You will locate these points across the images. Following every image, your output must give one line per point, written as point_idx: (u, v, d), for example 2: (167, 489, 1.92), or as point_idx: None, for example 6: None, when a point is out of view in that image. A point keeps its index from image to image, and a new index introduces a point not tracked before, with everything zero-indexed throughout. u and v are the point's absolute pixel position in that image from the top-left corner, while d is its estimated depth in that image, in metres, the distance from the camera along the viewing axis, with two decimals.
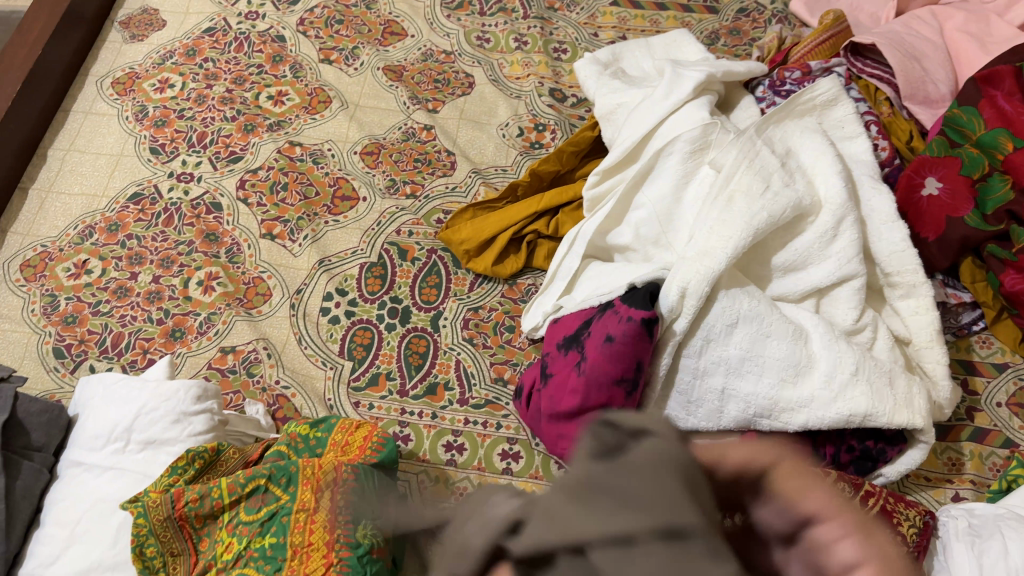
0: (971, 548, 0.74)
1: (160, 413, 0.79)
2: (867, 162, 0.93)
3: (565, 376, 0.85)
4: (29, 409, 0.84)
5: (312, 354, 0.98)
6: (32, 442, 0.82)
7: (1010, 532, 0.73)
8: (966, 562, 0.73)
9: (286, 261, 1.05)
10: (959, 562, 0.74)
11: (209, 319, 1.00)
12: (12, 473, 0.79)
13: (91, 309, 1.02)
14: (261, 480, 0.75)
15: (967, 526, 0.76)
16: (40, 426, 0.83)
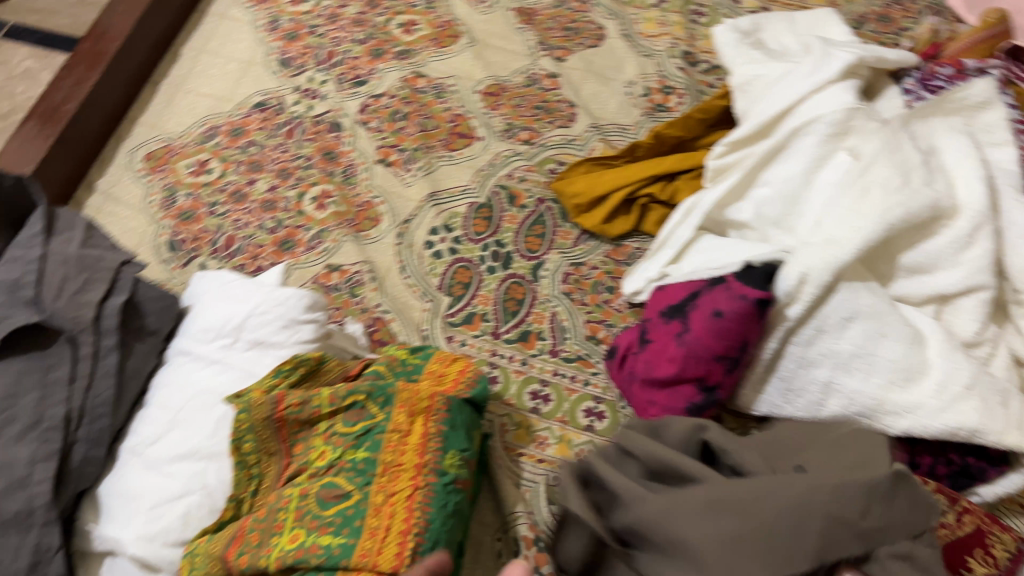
0: None
1: (271, 316, 0.81)
2: (1012, 172, 0.86)
3: (664, 344, 0.84)
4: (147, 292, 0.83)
5: (412, 285, 0.99)
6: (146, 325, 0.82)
7: None
8: None
9: (398, 190, 1.06)
10: None
11: (318, 236, 1.02)
12: (126, 353, 0.81)
13: (207, 209, 1.04)
14: (359, 396, 0.77)
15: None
16: (154, 311, 0.82)
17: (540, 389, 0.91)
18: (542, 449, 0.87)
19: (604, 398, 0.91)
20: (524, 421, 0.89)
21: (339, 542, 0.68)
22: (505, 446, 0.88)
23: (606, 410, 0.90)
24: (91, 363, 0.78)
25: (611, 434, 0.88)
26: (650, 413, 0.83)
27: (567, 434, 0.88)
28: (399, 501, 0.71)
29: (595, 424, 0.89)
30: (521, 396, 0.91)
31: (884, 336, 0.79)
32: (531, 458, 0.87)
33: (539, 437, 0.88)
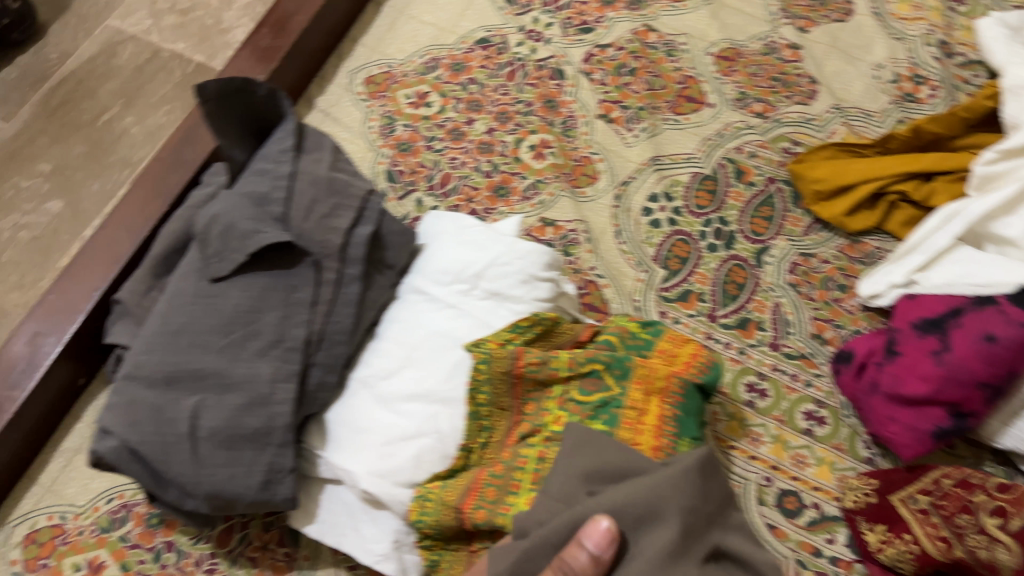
0: None
1: (512, 269, 0.78)
2: None
3: (916, 360, 0.78)
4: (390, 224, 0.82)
5: (626, 252, 0.95)
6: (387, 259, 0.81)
7: None
8: None
9: (618, 149, 1.02)
10: None
11: (534, 186, 0.99)
12: (366, 284, 0.80)
13: (424, 143, 1.03)
14: (597, 365, 0.75)
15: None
16: (396, 245, 0.81)
17: (757, 382, 0.88)
18: (755, 445, 0.84)
19: (826, 403, 0.86)
20: (737, 413, 0.86)
21: None
22: (717, 436, 0.85)
23: (828, 416, 0.86)
24: (332, 289, 0.77)
25: (832, 442, 0.84)
26: (889, 429, 0.79)
27: (783, 434, 0.85)
28: None
29: (815, 429, 0.85)
30: (735, 386, 0.87)
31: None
32: (742, 453, 0.84)
33: (754, 433, 0.85)
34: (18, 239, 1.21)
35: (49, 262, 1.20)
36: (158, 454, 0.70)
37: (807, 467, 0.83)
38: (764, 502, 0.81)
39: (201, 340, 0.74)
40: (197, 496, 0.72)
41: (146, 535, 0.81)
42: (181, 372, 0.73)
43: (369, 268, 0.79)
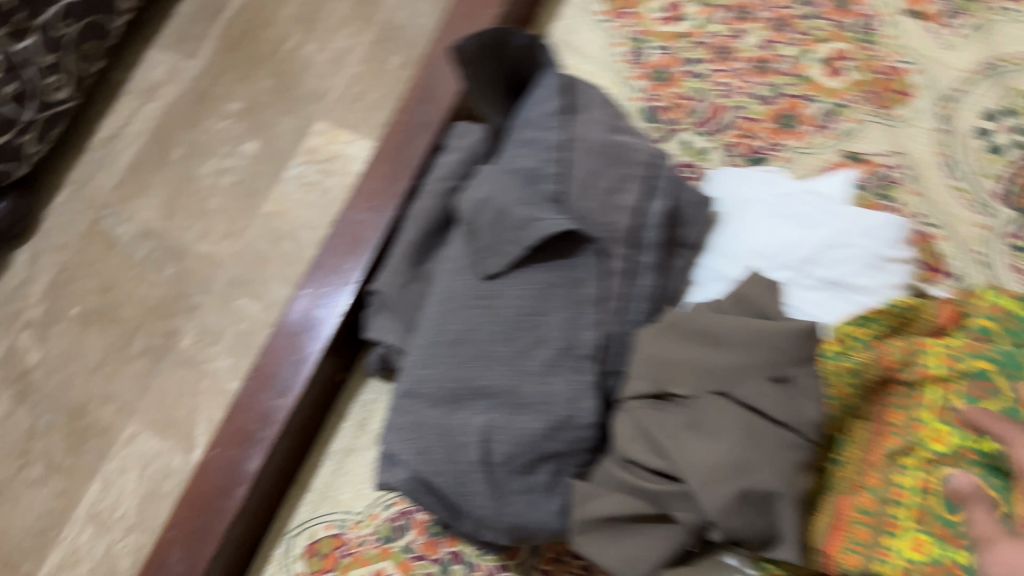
0: None
1: (861, 250, 0.63)
2: None
3: None
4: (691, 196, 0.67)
5: (957, 188, 0.77)
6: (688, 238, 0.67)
7: None
8: None
9: (937, 55, 0.81)
10: None
11: (833, 112, 0.80)
12: (663, 271, 0.66)
13: (684, 68, 0.86)
14: (985, 363, 0.58)
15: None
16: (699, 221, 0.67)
17: None
18: None
19: None
20: None
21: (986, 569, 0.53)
22: None
23: None
24: (624, 281, 0.65)
25: None
26: None
27: None
28: None
29: None
30: None
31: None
32: None
33: None
34: (219, 186, 1.15)
35: (251, 207, 1.13)
36: (454, 486, 0.63)
37: None
38: None
39: (485, 352, 0.64)
40: (498, 532, 0.64)
41: (430, 545, 0.74)
42: (465, 389, 0.64)
43: (669, 253, 0.66)
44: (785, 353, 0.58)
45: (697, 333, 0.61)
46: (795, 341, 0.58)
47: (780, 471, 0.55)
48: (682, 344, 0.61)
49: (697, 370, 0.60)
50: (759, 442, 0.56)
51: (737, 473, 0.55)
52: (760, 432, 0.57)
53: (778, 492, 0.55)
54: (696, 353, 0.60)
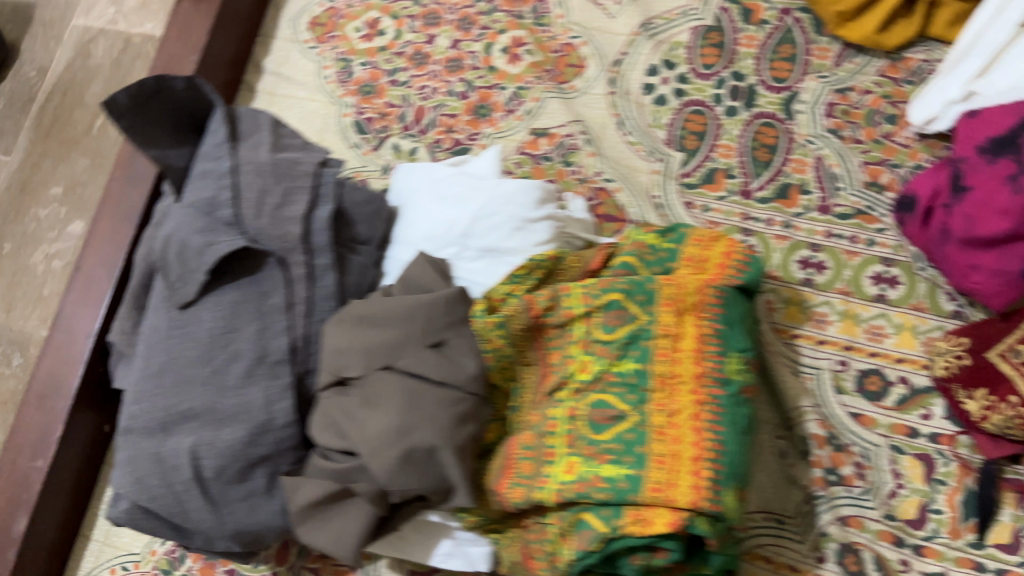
0: None
1: (503, 216, 0.68)
2: None
3: (993, 191, 0.66)
4: (353, 197, 0.73)
5: (634, 143, 0.84)
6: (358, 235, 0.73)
7: None
8: None
9: (601, 25, 0.88)
10: None
11: (517, 94, 0.88)
12: (341, 268, 0.71)
13: (388, 79, 0.91)
14: (617, 295, 0.66)
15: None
16: (366, 218, 0.73)
17: (811, 255, 0.76)
18: (822, 328, 0.74)
19: (896, 260, 0.75)
20: (795, 296, 0.76)
21: (625, 473, 0.59)
22: (776, 326, 0.75)
23: (901, 274, 0.74)
24: (307, 285, 0.70)
25: (909, 304, 0.73)
26: (970, 281, 0.67)
27: (852, 307, 0.74)
28: (684, 421, 0.61)
29: (887, 293, 0.74)
30: (787, 266, 0.77)
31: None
32: (809, 340, 0.74)
33: (818, 314, 0.75)
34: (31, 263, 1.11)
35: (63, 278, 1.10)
36: (175, 507, 0.68)
37: (885, 340, 0.73)
38: (844, 390, 0.72)
39: (186, 378, 0.68)
40: (228, 539, 0.69)
41: (206, 568, 0.78)
42: (173, 415, 0.68)
43: (340, 250, 0.71)
44: (439, 320, 0.65)
45: (361, 316, 0.65)
46: (444, 308, 0.65)
47: (441, 426, 0.61)
48: (350, 331, 0.65)
49: (363, 351, 0.64)
50: (418, 406, 0.62)
51: (402, 436, 0.61)
52: (420, 397, 0.62)
53: (441, 446, 0.61)
54: (362, 335, 0.65)
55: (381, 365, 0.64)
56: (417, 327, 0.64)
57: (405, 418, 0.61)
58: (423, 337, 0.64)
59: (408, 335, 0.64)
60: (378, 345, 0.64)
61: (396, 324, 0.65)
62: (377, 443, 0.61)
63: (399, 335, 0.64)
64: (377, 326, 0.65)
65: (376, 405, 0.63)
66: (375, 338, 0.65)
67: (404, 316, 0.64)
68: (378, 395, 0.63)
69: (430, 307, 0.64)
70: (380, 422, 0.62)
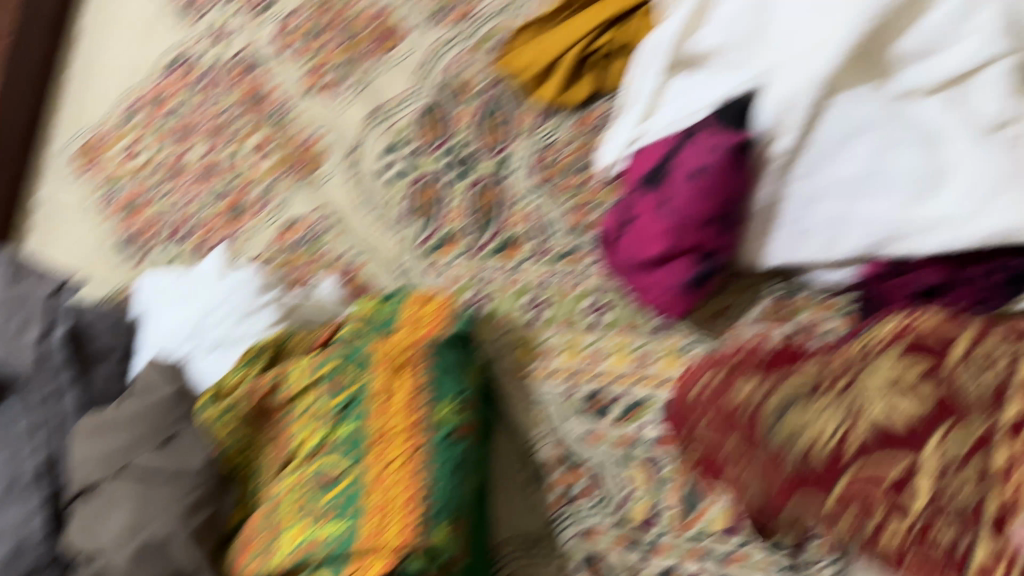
0: None
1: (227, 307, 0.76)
2: None
3: (647, 220, 0.75)
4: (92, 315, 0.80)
5: (377, 219, 0.91)
6: (101, 346, 0.79)
7: None
8: None
9: (337, 117, 0.97)
10: None
11: (267, 191, 0.95)
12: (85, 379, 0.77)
13: (149, 194, 0.99)
14: (331, 366, 0.73)
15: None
16: (107, 329, 0.80)
17: (537, 296, 0.85)
18: (551, 361, 0.83)
19: (608, 288, 0.84)
20: (526, 335, 0.84)
21: (343, 528, 0.65)
22: (513, 366, 0.83)
23: (611, 301, 0.83)
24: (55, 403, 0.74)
25: (621, 326, 0.82)
26: (654, 296, 0.76)
27: (574, 337, 0.83)
28: (397, 469, 0.67)
29: (602, 319, 0.83)
30: (517, 309, 0.85)
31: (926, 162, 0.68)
32: (541, 373, 0.82)
33: (547, 349, 0.83)
34: None
35: None
36: None
37: (605, 361, 0.81)
38: (576, 413, 0.80)
39: None
40: None
41: None
42: None
43: (82, 363, 0.77)
44: (170, 420, 0.71)
45: (99, 426, 0.71)
46: (174, 407, 0.72)
47: (173, 514, 0.64)
48: (90, 441, 0.70)
49: (101, 458, 0.69)
50: (151, 501, 0.65)
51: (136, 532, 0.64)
52: (152, 492, 0.66)
53: (172, 535, 0.64)
54: (99, 444, 0.69)
55: (118, 468, 0.68)
56: (150, 428, 0.70)
57: (138, 515, 0.65)
58: (156, 437, 0.70)
59: (142, 436, 0.70)
60: (115, 450, 0.69)
61: (130, 428, 0.70)
62: (112, 544, 0.64)
63: (134, 438, 0.70)
64: (113, 433, 0.70)
65: (114, 508, 0.66)
66: (110, 445, 0.69)
67: (136, 420, 0.71)
68: (115, 498, 0.67)
69: (160, 409, 0.71)
70: (115, 523, 0.65)
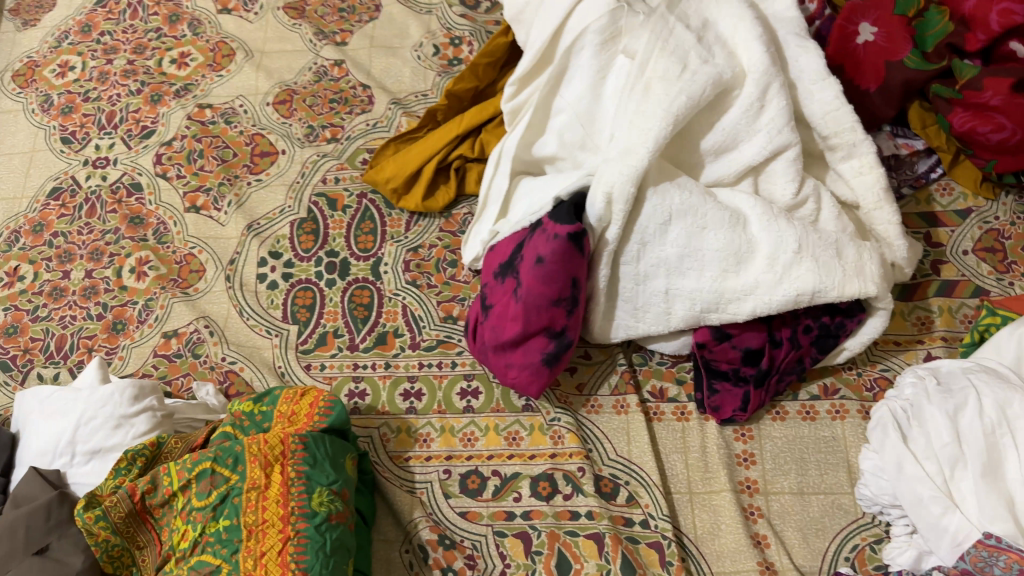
0: (901, 435, 0.73)
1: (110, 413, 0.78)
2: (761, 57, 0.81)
3: (505, 305, 0.82)
4: None
5: (256, 324, 0.96)
6: None
7: (935, 398, 0.73)
8: (897, 447, 0.72)
9: (216, 233, 1.02)
10: (893, 447, 0.73)
11: (148, 306, 0.98)
12: None
13: (30, 316, 1.00)
14: (207, 463, 0.75)
15: (904, 410, 0.74)
16: None
17: (410, 386, 0.91)
18: (427, 446, 0.87)
19: (475, 374, 0.91)
20: (403, 424, 0.89)
21: None
22: (390, 455, 0.87)
23: (480, 385, 0.90)
24: None
25: (490, 408, 0.88)
26: (512, 375, 0.83)
27: (447, 422, 0.88)
28: (271, 559, 0.70)
29: (472, 403, 0.89)
30: (393, 400, 0.90)
31: (732, 233, 0.78)
32: (418, 459, 0.86)
33: (422, 435, 0.88)
34: None
35: None
36: None
37: (477, 442, 0.86)
38: (451, 494, 0.84)
39: None
40: None
41: None
42: None
43: None
44: (42, 529, 0.72)
45: None
46: (45, 515, 0.73)
47: None
48: None
49: None
50: None
51: None
52: None
53: None
54: None
55: None
56: (21, 539, 0.70)
57: None
58: (27, 547, 0.70)
59: (13, 547, 0.70)
60: None
61: (0, 541, 0.70)
62: None
63: (3, 551, 0.69)
64: None
65: None
66: None
67: (4, 532, 0.70)
68: None
69: (29, 518, 0.72)
70: None
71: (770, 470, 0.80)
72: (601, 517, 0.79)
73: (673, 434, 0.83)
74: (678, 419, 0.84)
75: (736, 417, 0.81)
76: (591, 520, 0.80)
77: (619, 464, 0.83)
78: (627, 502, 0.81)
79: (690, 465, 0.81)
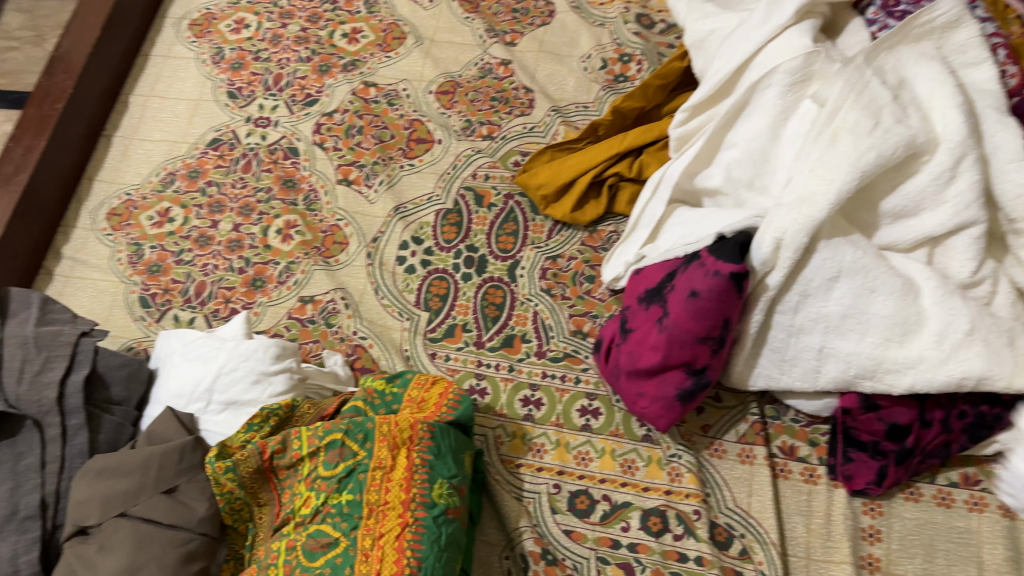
0: None
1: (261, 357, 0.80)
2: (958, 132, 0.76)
3: (645, 332, 0.81)
4: (110, 363, 0.84)
5: (388, 305, 0.97)
6: (113, 396, 0.82)
7: None
8: None
9: (363, 209, 1.04)
10: None
11: (288, 269, 1.01)
12: (94, 426, 0.79)
13: (175, 259, 1.04)
14: (338, 434, 0.76)
15: None
16: (121, 381, 0.83)
17: (530, 393, 0.90)
18: (539, 456, 0.86)
19: (598, 394, 0.89)
20: (518, 430, 0.88)
21: None
22: (502, 458, 0.87)
23: (601, 406, 0.88)
24: (61, 444, 0.77)
25: (609, 431, 0.87)
26: (640, 405, 0.82)
27: (564, 436, 0.87)
28: (388, 542, 0.70)
29: (591, 423, 0.88)
30: (512, 404, 0.90)
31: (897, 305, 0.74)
32: (529, 468, 0.86)
33: (536, 445, 0.87)
34: None
35: None
36: None
37: (591, 463, 0.85)
38: (558, 510, 0.83)
39: None
40: None
41: None
42: None
43: (92, 412, 0.80)
44: (172, 469, 0.74)
45: (100, 470, 0.73)
46: (177, 455, 0.74)
47: (165, 564, 0.68)
48: (92, 485, 0.73)
49: (100, 502, 0.71)
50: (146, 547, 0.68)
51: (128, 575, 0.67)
52: (148, 538, 0.69)
53: None
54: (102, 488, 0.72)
55: (117, 512, 0.71)
56: (149, 476, 0.73)
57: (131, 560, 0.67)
58: (156, 484, 0.72)
59: (142, 482, 0.72)
60: (113, 495, 0.72)
61: (132, 474, 0.72)
62: None
63: (133, 484, 0.72)
64: (115, 478, 0.73)
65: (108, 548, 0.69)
66: (111, 489, 0.72)
67: (135, 468, 0.73)
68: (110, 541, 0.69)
69: (160, 457, 0.74)
70: (108, 565, 0.67)
71: (895, 550, 0.77)
72: (711, 565, 0.77)
73: (797, 496, 0.81)
74: (806, 480, 0.82)
75: (868, 490, 0.79)
76: (699, 566, 0.78)
77: (737, 514, 0.81)
78: (739, 554, 0.78)
79: (810, 530, 0.79)
